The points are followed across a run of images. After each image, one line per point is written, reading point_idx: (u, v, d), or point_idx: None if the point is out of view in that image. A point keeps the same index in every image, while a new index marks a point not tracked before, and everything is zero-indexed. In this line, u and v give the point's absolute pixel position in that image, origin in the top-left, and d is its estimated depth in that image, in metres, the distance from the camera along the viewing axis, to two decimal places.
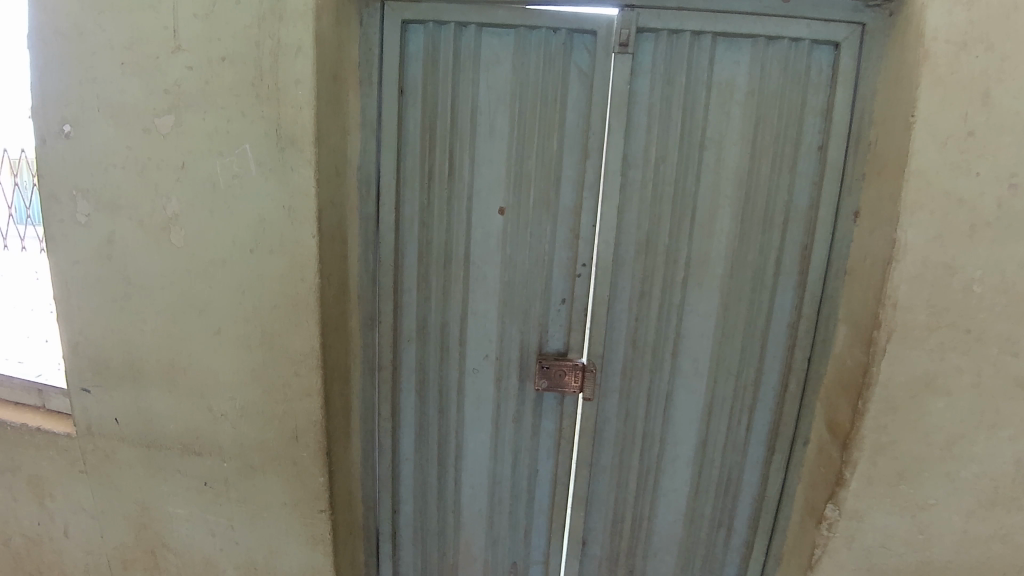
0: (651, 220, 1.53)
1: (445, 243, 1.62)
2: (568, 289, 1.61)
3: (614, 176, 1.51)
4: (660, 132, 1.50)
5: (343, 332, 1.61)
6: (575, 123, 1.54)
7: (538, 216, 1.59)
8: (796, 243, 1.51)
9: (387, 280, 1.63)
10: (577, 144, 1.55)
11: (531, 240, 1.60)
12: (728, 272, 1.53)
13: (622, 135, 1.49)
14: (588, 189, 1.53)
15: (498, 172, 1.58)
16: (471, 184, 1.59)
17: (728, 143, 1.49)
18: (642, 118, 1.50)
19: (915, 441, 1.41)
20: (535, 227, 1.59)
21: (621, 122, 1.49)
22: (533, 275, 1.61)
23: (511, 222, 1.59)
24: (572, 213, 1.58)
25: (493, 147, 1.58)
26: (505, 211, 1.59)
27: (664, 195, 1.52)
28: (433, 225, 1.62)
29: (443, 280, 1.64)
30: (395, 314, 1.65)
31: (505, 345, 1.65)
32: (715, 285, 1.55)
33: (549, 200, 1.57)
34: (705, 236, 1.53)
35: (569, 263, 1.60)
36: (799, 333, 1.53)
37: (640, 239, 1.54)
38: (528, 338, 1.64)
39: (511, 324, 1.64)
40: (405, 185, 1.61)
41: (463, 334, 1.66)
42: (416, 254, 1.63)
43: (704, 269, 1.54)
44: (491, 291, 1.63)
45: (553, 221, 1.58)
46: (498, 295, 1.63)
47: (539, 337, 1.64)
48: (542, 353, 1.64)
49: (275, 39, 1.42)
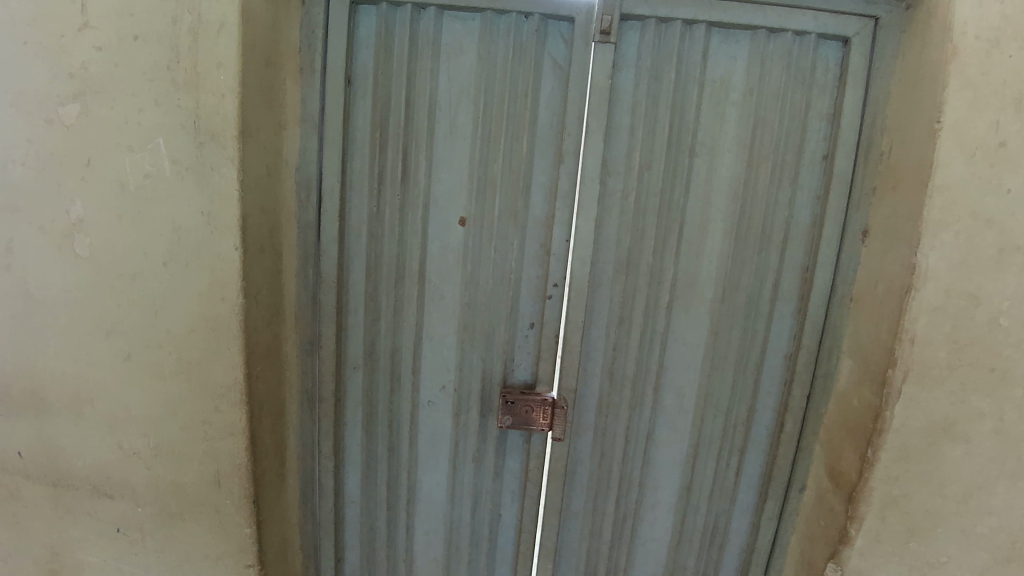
0: (634, 235, 1.34)
1: (396, 258, 1.41)
2: (538, 313, 1.41)
3: (593, 185, 1.31)
4: (645, 134, 1.30)
5: (276, 359, 1.39)
6: (548, 122, 1.35)
7: (505, 229, 1.38)
8: (796, 264, 1.33)
9: (327, 299, 1.40)
10: (552, 146, 1.35)
11: (496, 255, 1.39)
12: (720, 297, 1.34)
13: (602, 137, 1.29)
14: (562, 198, 1.33)
15: (460, 176, 1.38)
16: (428, 190, 1.38)
17: (723, 149, 1.31)
18: (625, 119, 1.31)
19: (930, 493, 1.24)
20: (500, 241, 1.38)
21: (603, 122, 1.29)
22: (498, 295, 1.40)
23: (474, 235, 1.39)
24: (543, 225, 1.38)
25: (454, 148, 1.37)
26: (466, 221, 1.38)
27: (649, 207, 1.33)
28: (383, 237, 1.40)
29: (394, 299, 1.42)
30: (338, 338, 1.43)
31: (464, 375, 1.44)
32: (705, 310, 1.35)
33: (517, 209, 1.37)
34: (694, 255, 1.34)
35: (539, 283, 1.40)
36: (798, 366, 1.35)
37: (621, 257, 1.34)
38: (491, 368, 1.43)
39: (473, 351, 1.43)
40: (351, 190, 1.39)
41: (416, 362, 1.44)
42: (362, 269, 1.41)
43: (692, 292, 1.35)
44: (450, 313, 1.42)
45: (521, 235, 1.38)
46: (457, 319, 1.42)
47: (504, 367, 1.43)
48: (508, 385, 1.44)
49: (194, 14, 1.19)
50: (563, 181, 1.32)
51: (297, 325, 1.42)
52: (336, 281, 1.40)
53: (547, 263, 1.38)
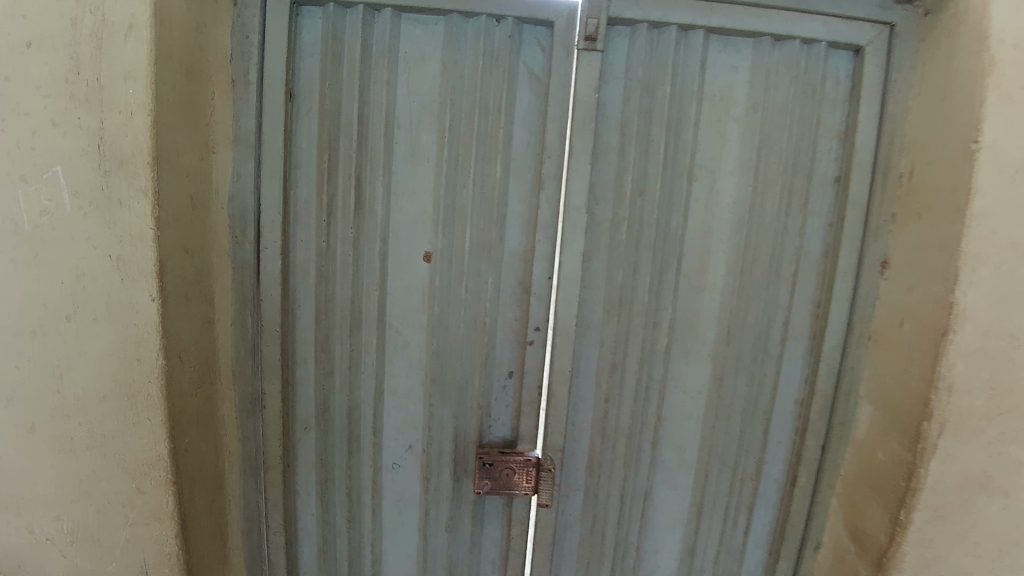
0: (625, 271, 1.17)
1: (351, 302, 1.21)
2: (517, 358, 1.23)
3: (579, 213, 1.13)
4: (636, 156, 1.14)
5: (209, 425, 1.18)
6: (525, 142, 1.17)
7: (478, 265, 1.20)
8: (807, 299, 1.18)
9: (269, 351, 1.20)
10: (531, 170, 1.18)
11: (468, 296, 1.21)
12: (724, 338, 1.19)
13: (588, 159, 1.13)
14: (543, 229, 1.15)
15: (424, 206, 1.19)
16: (387, 222, 1.19)
17: (723, 171, 1.16)
18: (613, 138, 1.14)
19: (963, 553, 1.06)
20: (472, 279, 1.20)
21: (589, 141, 1.12)
22: (472, 341, 1.22)
23: (441, 273, 1.20)
24: (520, 259, 1.20)
25: (416, 173, 1.18)
26: (432, 256, 1.20)
27: (642, 237, 1.16)
28: (335, 277, 1.20)
29: (349, 349, 1.22)
30: (284, 395, 1.23)
31: (434, 434, 1.25)
32: (708, 353, 1.20)
33: (491, 242, 1.19)
34: (693, 291, 1.18)
35: (517, 326, 1.22)
36: (811, 414, 1.19)
37: (612, 295, 1.18)
38: (465, 424, 1.25)
39: (443, 405, 1.24)
40: (295, 224, 1.19)
41: (376, 420, 1.25)
42: (310, 315, 1.21)
43: (692, 333, 1.19)
44: (415, 363, 1.23)
45: (497, 271, 1.20)
46: (425, 369, 1.23)
47: (479, 423, 1.25)
48: (484, 443, 1.25)
49: (96, 15, 0.98)
50: (543, 210, 1.15)
51: (235, 382, 1.21)
52: (281, 330, 1.20)
53: (525, 303, 1.20)
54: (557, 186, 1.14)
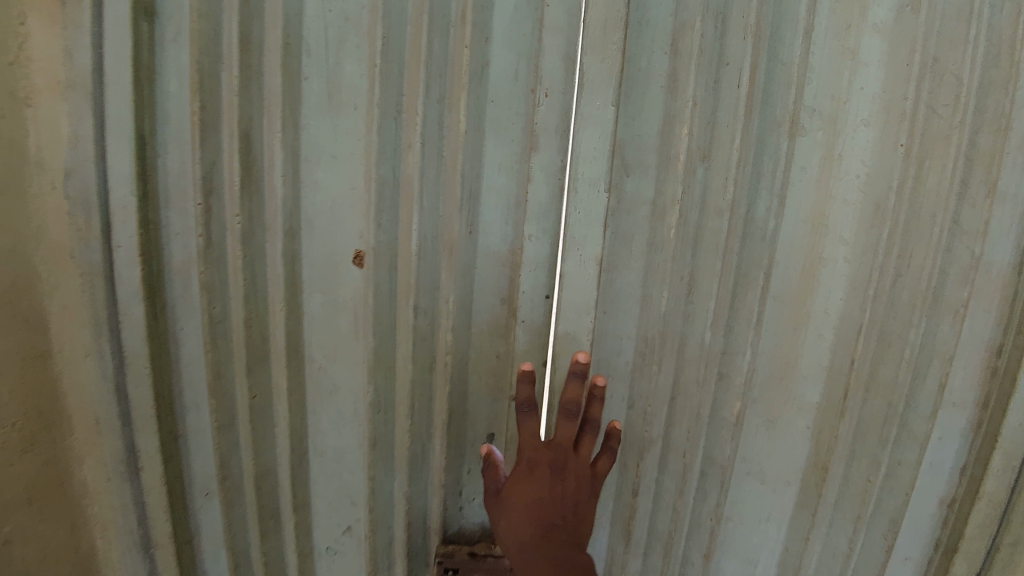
0: (668, 288, 0.75)
1: (250, 323, 0.77)
2: (500, 410, 0.85)
3: (594, 194, 0.74)
4: (698, 93, 0.70)
5: (56, 497, 0.82)
6: (511, 75, 0.74)
7: (437, 275, 0.78)
8: (976, 340, 0.64)
9: (139, 394, 0.76)
10: (522, 122, 0.75)
11: (417, 321, 0.78)
12: (839, 405, 0.71)
13: (614, 97, 0.72)
14: (532, 219, 0.78)
15: (352, 179, 0.75)
16: (292, 207, 0.76)
17: (846, 123, 0.66)
18: (656, 61, 0.72)
19: None
20: (425, 296, 0.78)
21: (613, 68, 0.71)
22: (432, 385, 0.81)
23: (382, 283, 0.78)
24: (507, 262, 0.79)
25: (337, 128, 0.75)
26: (365, 258, 0.77)
27: (693, 233, 0.73)
28: (226, 290, 0.76)
29: (254, 392, 0.79)
30: (171, 458, 0.79)
31: (381, 516, 0.85)
32: (805, 424, 0.73)
33: (454, 238, 0.77)
34: (787, 325, 0.72)
35: (499, 361, 0.83)
36: (965, 528, 0.68)
37: (642, 320, 0.77)
38: (424, 505, 0.86)
39: (390, 477, 0.84)
40: (164, 207, 0.74)
41: (296, 493, 0.85)
42: (196, 344, 0.76)
43: (779, 391, 0.74)
44: (350, 417, 0.82)
45: (473, 286, 0.80)
46: (362, 426, 0.82)
47: (443, 507, 0.86)
48: (450, 533, 0.88)
49: None
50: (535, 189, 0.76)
51: (99, 435, 0.83)
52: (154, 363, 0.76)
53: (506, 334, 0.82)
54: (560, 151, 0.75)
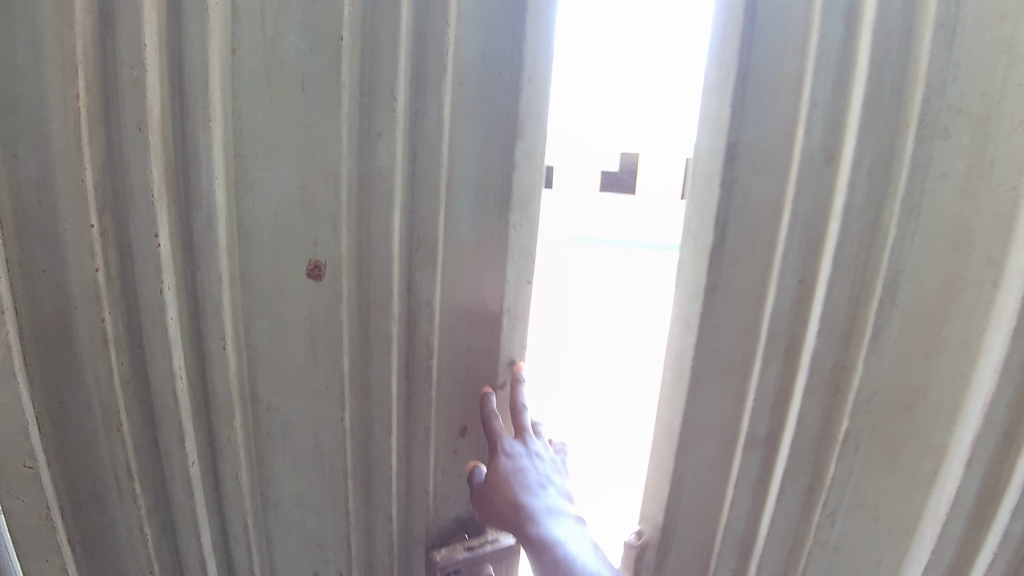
0: (791, 307, 0.74)
1: (175, 369, 0.60)
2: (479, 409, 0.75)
3: (712, 191, 0.70)
4: (817, 94, 0.67)
5: None
6: (482, 55, 0.62)
7: (427, 275, 0.66)
8: None
9: (23, 501, 0.59)
10: (513, 105, 0.64)
11: (393, 331, 0.66)
12: (970, 435, 0.74)
13: (733, 99, 0.67)
14: (517, 207, 0.68)
15: (299, 176, 0.60)
16: (215, 218, 0.58)
17: (1001, 124, 0.67)
18: (788, 64, 0.67)
19: None
20: (409, 303, 0.66)
21: (747, 65, 0.66)
22: (414, 401, 0.70)
23: (349, 297, 0.64)
24: (500, 259, 0.69)
25: (276, 114, 0.58)
26: (322, 264, 0.62)
27: (823, 248, 0.72)
28: (139, 332, 0.59)
29: (187, 448, 0.63)
30: (102, 550, 0.64)
31: (359, 549, 0.74)
32: (944, 427, 0.76)
33: (437, 239, 0.65)
34: (918, 348, 0.75)
35: (475, 367, 0.73)
36: None
37: (745, 334, 0.76)
38: (408, 521, 0.75)
39: (370, 509, 0.72)
40: (29, 243, 0.54)
41: (263, 549, 0.70)
42: (87, 417, 0.59)
43: (905, 414, 0.77)
44: (314, 451, 0.68)
45: (467, 279, 0.69)
46: (335, 460, 0.69)
47: (427, 517, 0.76)
48: (432, 537, 0.77)
49: None
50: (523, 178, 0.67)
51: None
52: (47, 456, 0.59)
53: (492, 329, 0.72)
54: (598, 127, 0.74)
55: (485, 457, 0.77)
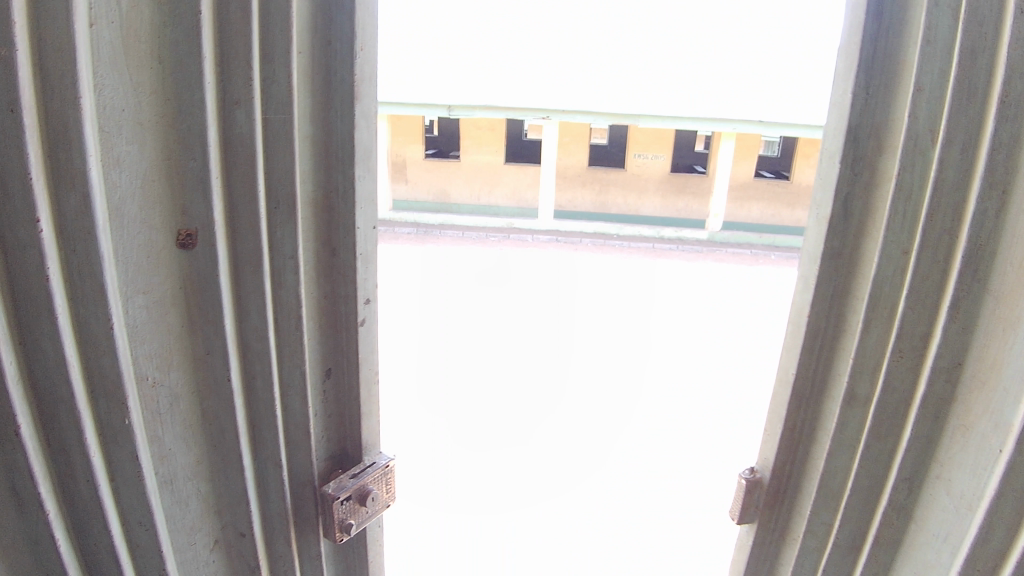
0: (894, 276, 0.77)
1: (68, 359, 0.58)
2: (342, 352, 0.83)
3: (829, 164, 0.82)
4: (923, 78, 0.73)
5: None
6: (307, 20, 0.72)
7: (290, 230, 0.73)
8: None
9: None
10: (350, 71, 0.74)
11: (265, 288, 0.72)
12: None
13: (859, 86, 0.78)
14: (361, 162, 0.78)
15: (162, 150, 0.62)
16: (91, 198, 0.57)
17: None
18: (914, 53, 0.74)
19: None
20: (272, 257, 0.73)
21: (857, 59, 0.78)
22: (285, 348, 0.77)
23: (219, 261, 0.68)
24: (350, 212, 0.78)
25: (137, 89, 0.60)
26: (193, 233, 0.66)
27: (911, 222, 0.75)
28: (27, 325, 0.56)
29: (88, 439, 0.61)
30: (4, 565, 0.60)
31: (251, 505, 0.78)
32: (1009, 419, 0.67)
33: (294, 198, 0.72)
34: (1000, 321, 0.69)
35: (331, 310, 0.82)
36: None
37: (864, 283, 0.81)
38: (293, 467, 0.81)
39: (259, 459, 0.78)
40: None
41: (171, 519, 0.71)
42: None
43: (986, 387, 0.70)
44: (202, 413, 0.72)
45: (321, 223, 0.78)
46: (222, 419, 0.73)
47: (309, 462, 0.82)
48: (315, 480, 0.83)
49: None
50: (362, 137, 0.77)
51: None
52: None
53: (346, 273, 0.81)
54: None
55: (350, 394, 0.85)
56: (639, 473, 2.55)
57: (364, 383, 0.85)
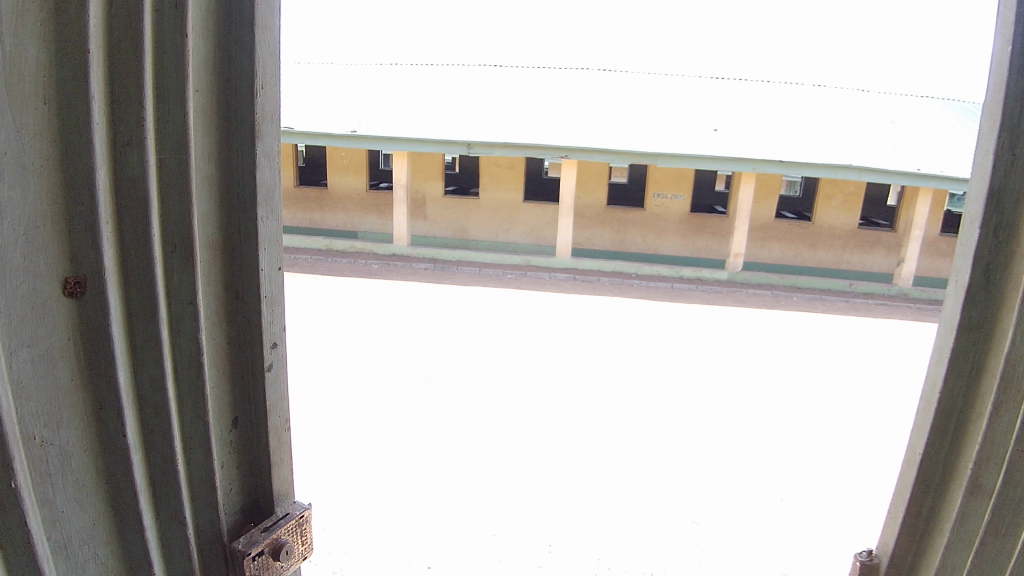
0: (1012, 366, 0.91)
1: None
2: (252, 398, 0.88)
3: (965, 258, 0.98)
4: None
5: None
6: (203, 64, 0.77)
7: (188, 273, 0.75)
8: None
9: None
10: (250, 117, 0.81)
11: (162, 334, 0.73)
12: None
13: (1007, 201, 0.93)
14: (261, 201, 0.84)
15: (35, 195, 0.60)
16: None
17: None
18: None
19: None
20: (169, 299, 0.74)
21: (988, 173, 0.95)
22: (185, 396, 0.78)
23: (102, 311, 0.67)
24: (254, 256, 0.84)
25: (12, 132, 0.58)
26: (78, 282, 0.64)
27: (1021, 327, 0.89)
28: None
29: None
30: None
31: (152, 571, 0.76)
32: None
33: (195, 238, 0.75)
34: None
35: (238, 357, 0.86)
36: None
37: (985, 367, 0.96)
38: (201, 526, 0.82)
39: (165, 511, 0.77)
40: None
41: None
42: None
43: None
44: (91, 475, 0.69)
45: (223, 269, 0.83)
46: (119, 476, 0.71)
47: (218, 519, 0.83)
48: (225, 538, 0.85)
49: None
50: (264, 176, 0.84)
51: None
52: None
53: (250, 317, 0.86)
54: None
55: (256, 440, 0.90)
56: (580, 521, 3.08)
57: (272, 432, 0.90)
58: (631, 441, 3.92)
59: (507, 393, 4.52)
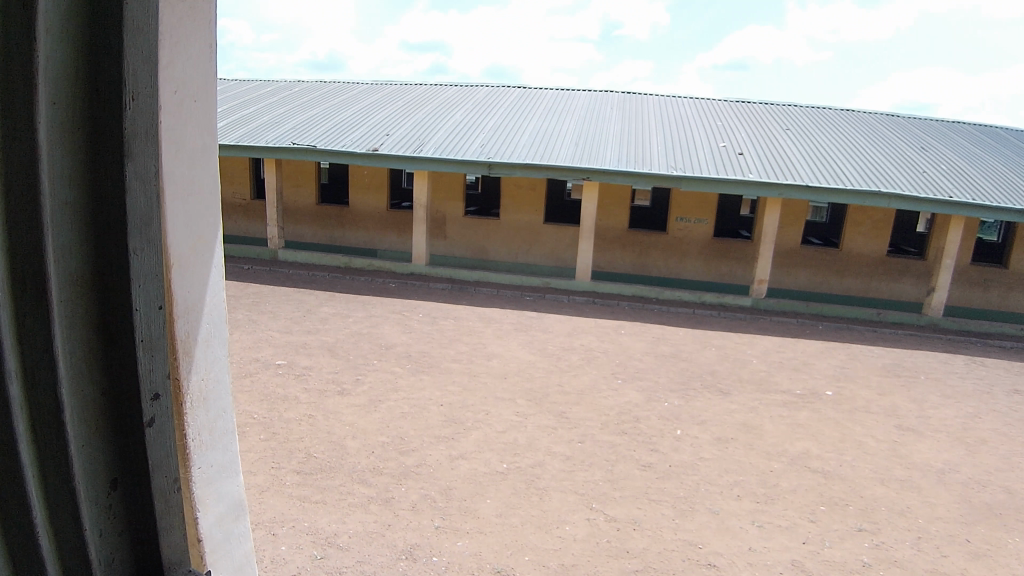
0: None
1: None
2: (128, 455, 0.92)
3: None
4: None
5: None
6: (65, 76, 0.78)
7: (37, 317, 0.77)
8: None
9: None
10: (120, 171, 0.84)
11: (12, 393, 0.74)
12: None
13: None
14: (136, 239, 0.88)
15: None
16: None
17: None
18: None
19: None
20: (22, 353, 0.76)
21: None
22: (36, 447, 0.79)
23: None
24: (125, 310, 0.88)
25: None
26: None
27: None
28: None
29: None
30: None
31: None
32: None
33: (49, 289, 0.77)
34: None
35: (115, 415, 0.90)
36: None
37: None
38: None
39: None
40: None
41: None
42: None
43: None
44: None
45: (103, 328, 0.87)
46: None
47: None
48: None
49: None
50: (134, 194, 0.87)
51: None
52: None
53: (123, 365, 0.90)
54: (174, 207, 1.15)
55: (136, 499, 0.93)
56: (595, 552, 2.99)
57: (156, 494, 0.95)
58: (653, 474, 3.79)
59: (525, 419, 4.45)
